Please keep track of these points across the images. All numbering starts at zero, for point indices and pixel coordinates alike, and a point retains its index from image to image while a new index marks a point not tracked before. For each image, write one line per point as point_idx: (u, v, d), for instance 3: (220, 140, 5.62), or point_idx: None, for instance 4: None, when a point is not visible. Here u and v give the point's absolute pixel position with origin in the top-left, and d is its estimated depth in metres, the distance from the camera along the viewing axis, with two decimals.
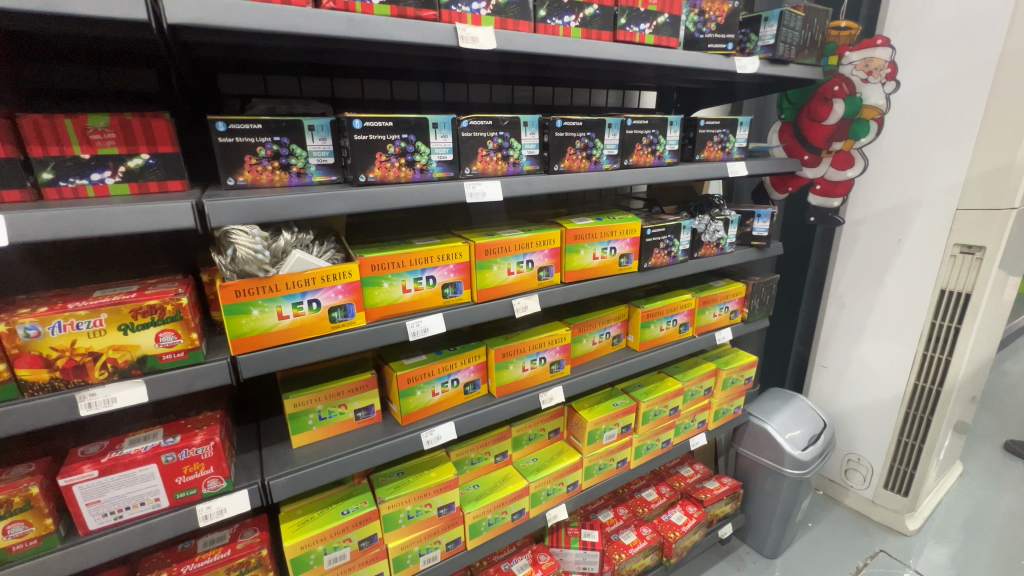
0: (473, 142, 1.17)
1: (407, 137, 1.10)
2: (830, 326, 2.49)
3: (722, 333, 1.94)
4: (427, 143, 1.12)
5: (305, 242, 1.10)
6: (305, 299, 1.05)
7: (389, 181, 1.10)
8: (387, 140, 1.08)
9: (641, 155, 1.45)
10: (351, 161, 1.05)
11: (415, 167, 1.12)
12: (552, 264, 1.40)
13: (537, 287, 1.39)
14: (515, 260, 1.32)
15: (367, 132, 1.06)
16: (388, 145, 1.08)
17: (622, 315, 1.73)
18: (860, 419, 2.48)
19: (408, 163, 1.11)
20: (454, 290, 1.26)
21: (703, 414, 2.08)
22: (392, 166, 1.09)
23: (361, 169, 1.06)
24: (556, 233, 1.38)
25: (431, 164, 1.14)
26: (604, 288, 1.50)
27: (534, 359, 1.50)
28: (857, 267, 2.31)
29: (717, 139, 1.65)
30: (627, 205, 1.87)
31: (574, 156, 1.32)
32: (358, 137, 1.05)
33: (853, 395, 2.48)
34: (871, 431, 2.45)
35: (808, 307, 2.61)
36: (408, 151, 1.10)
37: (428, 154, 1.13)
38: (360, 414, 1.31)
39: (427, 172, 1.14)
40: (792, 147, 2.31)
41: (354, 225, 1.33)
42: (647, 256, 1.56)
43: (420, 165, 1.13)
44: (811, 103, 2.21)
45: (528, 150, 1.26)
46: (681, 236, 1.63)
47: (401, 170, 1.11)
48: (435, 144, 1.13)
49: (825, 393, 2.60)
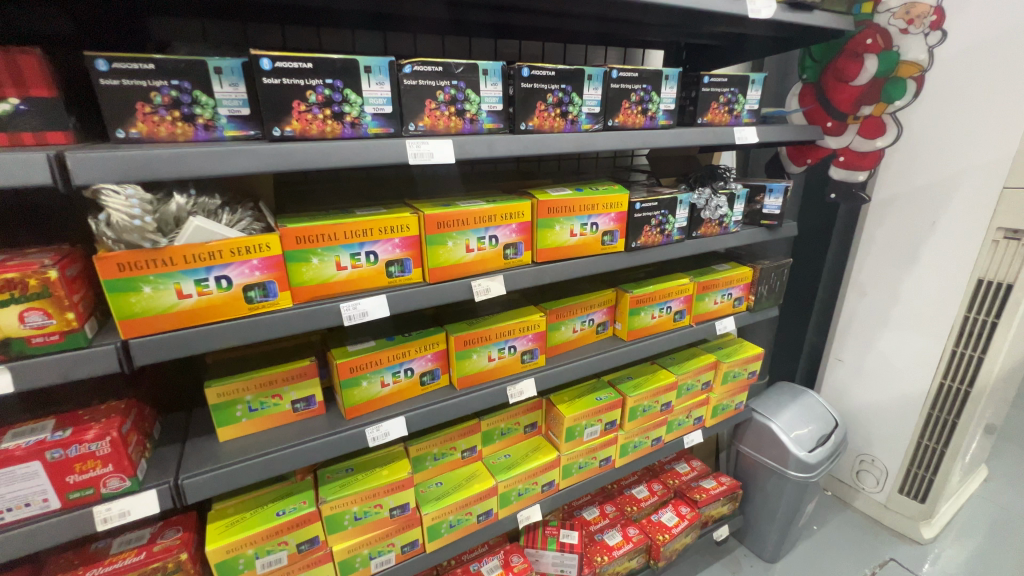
0: (418, 94, 0.99)
1: (331, 83, 0.91)
2: (848, 316, 2.28)
3: (723, 322, 1.73)
4: (358, 91, 0.93)
5: (211, 209, 0.93)
6: (211, 276, 0.89)
7: (312, 136, 0.92)
8: (306, 85, 0.90)
9: (629, 115, 1.22)
10: (263, 110, 0.88)
11: (346, 121, 0.94)
12: (522, 241, 1.22)
13: (503, 267, 1.21)
14: (476, 237, 1.14)
15: (280, 74, 0.87)
16: (308, 92, 0.90)
17: (608, 300, 1.54)
18: (878, 418, 2.29)
19: (336, 116, 0.93)
20: (402, 269, 1.09)
21: (701, 410, 1.90)
22: (314, 118, 0.92)
23: (275, 122, 0.89)
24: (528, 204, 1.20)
25: (365, 117, 0.95)
26: (583, 269, 1.31)
27: (501, 347, 1.33)
28: (881, 251, 2.08)
29: (723, 99, 1.42)
30: (623, 177, 1.67)
31: (545, 113, 1.11)
32: (268, 81, 0.87)
33: (871, 392, 2.28)
34: (889, 430, 2.26)
35: (824, 294, 2.39)
36: (334, 100, 0.92)
37: (359, 105, 0.94)
38: (298, 405, 1.17)
39: (360, 127, 0.96)
40: (814, 112, 2.06)
41: (288, 191, 1.15)
42: (635, 234, 1.36)
43: (350, 117, 0.94)
44: (839, 60, 1.94)
45: (490, 105, 1.07)
46: (677, 212, 1.42)
47: (326, 123, 0.93)
48: (368, 93, 0.94)
49: (840, 387, 2.40)
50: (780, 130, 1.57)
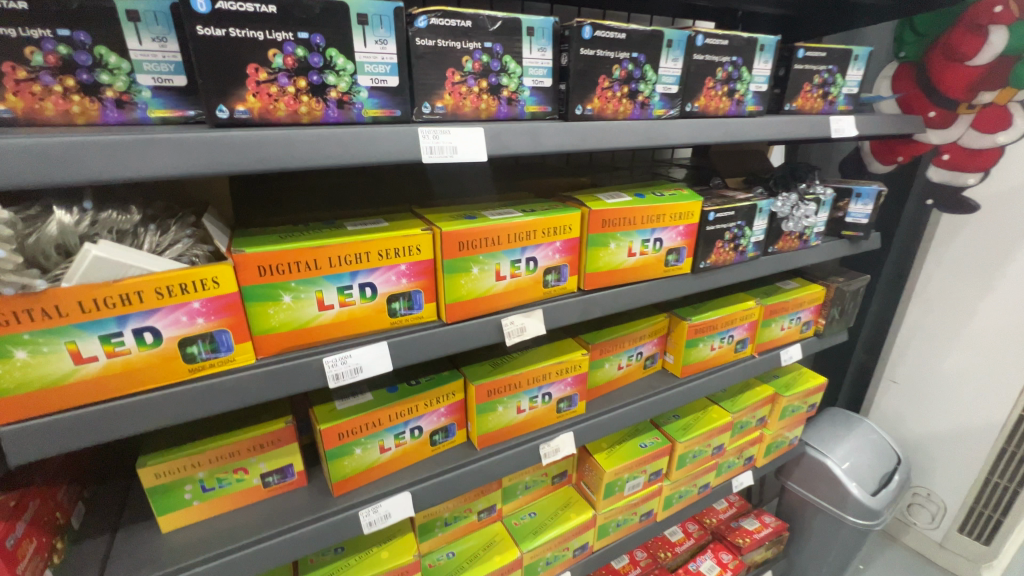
0: (436, 60, 0.68)
1: (307, 38, 0.60)
2: (908, 334, 1.98)
3: (790, 352, 1.45)
4: (348, 54, 0.62)
5: (124, 230, 0.64)
6: (127, 329, 0.60)
7: (277, 120, 0.61)
8: (268, 40, 0.58)
9: (711, 98, 0.92)
10: (200, 79, 0.57)
11: (331, 97, 0.63)
12: (567, 263, 0.92)
13: (541, 298, 0.92)
14: (510, 260, 0.85)
15: (223, 22, 0.56)
16: (270, 52, 0.59)
17: (660, 329, 1.25)
18: (936, 448, 2.02)
19: (314, 90, 0.62)
20: (409, 305, 0.80)
21: (753, 449, 1.63)
22: (281, 93, 0.60)
23: (219, 97, 0.58)
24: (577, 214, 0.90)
25: (359, 92, 0.64)
26: (639, 297, 1.02)
27: (534, 396, 1.04)
28: (957, 262, 1.77)
29: (818, 80, 1.11)
30: (660, 171, 1.35)
31: (608, 92, 0.81)
32: (203, 33, 0.55)
33: (931, 419, 2.01)
34: (949, 463, 1.99)
35: (890, 313, 2.02)
36: (310, 66, 0.61)
37: (350, 75, 0.63)
38: (271, 478, 0.89)
39: (351, 107, 0.64)
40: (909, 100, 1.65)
41: (252, 195, 0.86)
42: (705, 252, 1.07)
43: (336, 93, 0.63)
44: (953, 34, 1.51)
45: (534, 79, 0.76)
46: (755, 222, 1.13)
47: (299, 100, 0.61)
48: (362, 56, 0.63)
49: (892, 412, 2.12)
50: (882, 118, 1.25)
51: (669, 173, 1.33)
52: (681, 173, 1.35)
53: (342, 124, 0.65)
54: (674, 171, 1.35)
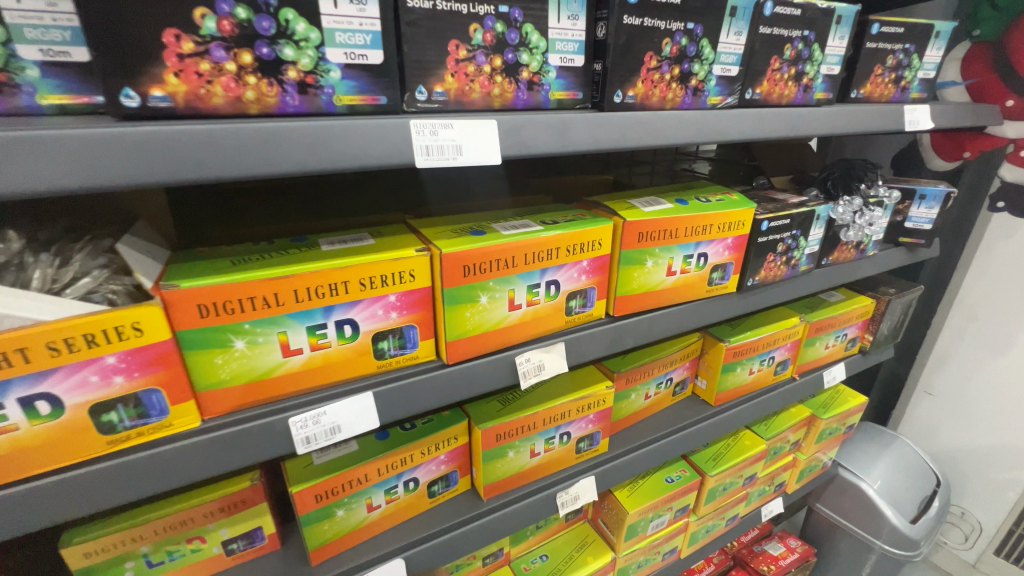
0: (434, 29, 0.51)
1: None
2: (947, 344, 1.71)
3: (834, 373, 1.29)
4: (311, 16, 0.44)
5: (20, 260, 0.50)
6: (11, 399, 0.44)
7: (211, 110, 0.43)
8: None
9: (775, 83, 0.74)
10: (91, 51, 0.38)
11: (288, 78, 0.45)
12: (595, 285, 0.76)
13: (563, 328, 0.76)
14: (527, 286, 0.68)
15: None
16: (196, 10, 0.40)
17: (692, 351, 1.09)
18: (976, 464, 1.76)
19: (264, 67, 0.44)
20: (400, 344, 0.63)
21: (785, 474, 1.48)
22: (215, 71, 0.42)
23: (123, 76, 0.40)
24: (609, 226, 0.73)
25: (328, 70, 0.46)
26: (677, 322, 0.86)
27: (550, 437, 0.89)
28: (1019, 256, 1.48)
29: (892, 61, 0.92)
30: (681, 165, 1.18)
31: (654, 75, 0.63)
32: None
33: (972, 433, 1.74)
34: (990, 481, 1.73)
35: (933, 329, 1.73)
36: (254, 32, 0.42)
37: (315, 47, 0.45)
38: (235, 544, 0.73)
39: (318, 92, 0.46)
40: None
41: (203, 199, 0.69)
42: (754, 268, 0.90)
43: (295, 72, 0.45)
44: None
45: (563, 56, 0.58)
46: (811, 232, 0.95)
47: (243, 84, 0.43)
48: (331, 21, 0.45)
49: (923, 423, 1.86)
50: (963, 107, 1.05)
51: (692, 167, 1.16)
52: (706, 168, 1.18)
53: (307, 115, 0.47)
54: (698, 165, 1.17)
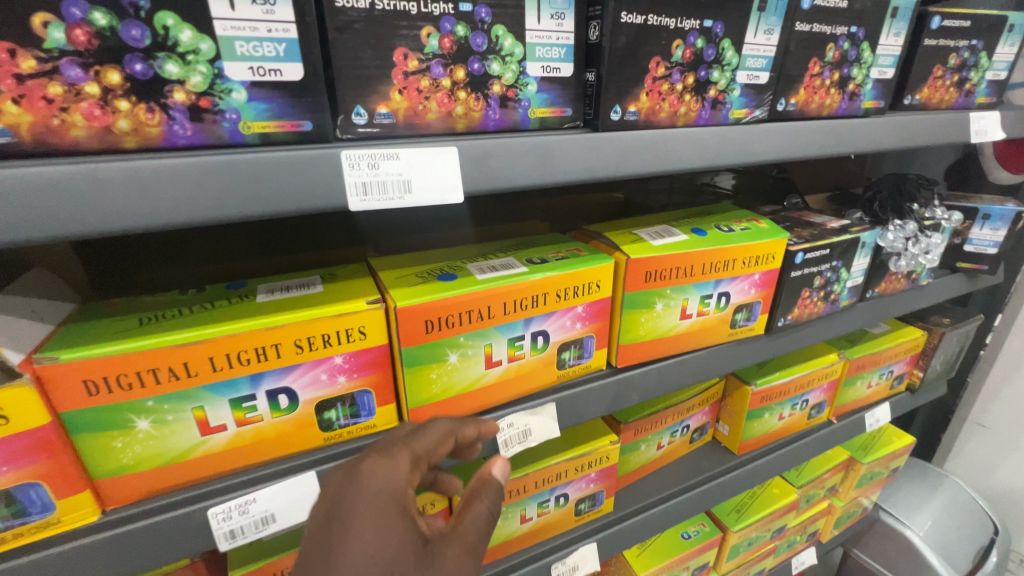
0: (375, 33, 0.40)
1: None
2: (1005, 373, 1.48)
3: (877, 415, 1.13)
4: (199, 22, 0.33)
5: None
6: None
7: (70, 144, 0.33)
8: None
9: (814, 91, 0.61)
10: None
11: (174, 101, 0.35)
12: (593, 334, 0.64)
13: (554, 384, 0.64)
14: (507, 340, 0.57)
15: None
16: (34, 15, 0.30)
17: (712, 395, 0.95)
18: None
19: (139, 87, 0.33)
20: (351, 413, 0.53)
21: (819, 522, 1.32)
22: (70, 94, 0.32)
23: None
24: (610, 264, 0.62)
25: (228, 90, 0.35)
26: (694, 372, 0.73)
27: (544, 500, 0.77)
28: None
29: (955, 61, 0.78)
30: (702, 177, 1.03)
31: (662, 85, 0.51)
32: None
33: None
34: None
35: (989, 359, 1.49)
36: (120, 43, 0.32)
37: (207, 60, 0.34)
38: None
39: (216, 118, 0.36)
40: None
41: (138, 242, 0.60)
42: (786, 307, 0.77)
43: (183, 92, 0.35)
44: None
45: (545, 64, 0.47)
46: (854, 261, 0.81)
47: (111, 110, 0.33)
48: (228, 26, 0.34)
49: (976, 459, 1.64)
50: None
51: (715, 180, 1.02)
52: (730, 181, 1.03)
53: (204, 148, 0.37)
54: (720, 176, 1.00)
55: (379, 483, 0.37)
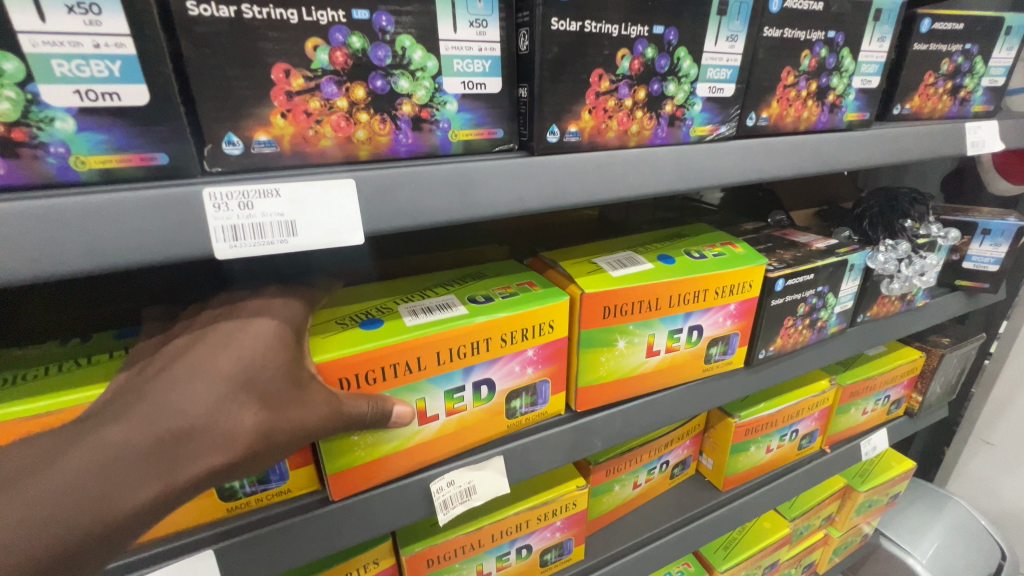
0: (246, 47, 0.33)
1: None
2: (1009, 391, 1.41)
3: (874, 442, 1.06)
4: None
5: None
6: None
7: None
8: None
9: (789, 103, 0.54)
10: None
11: None
12: (548, 378, 0.57)
13: (504, 435, 0.57)
14: (444, 393, 0.50)
15: None
16: None
17: (693, 428, 0.89)
18: None
19: None
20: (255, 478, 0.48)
21: (816, 554, 1.24)
22: None
23: None
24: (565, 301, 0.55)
25: (48, 121, 0.29)
26: (664, 412, 0.66)
27: (504, 554, 0.70)
28: None
29: (947, 67, 0.71)
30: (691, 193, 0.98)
31: (608, 100, 0.44)
32: None
33: None
34: None
35: (994, 369, 1.41)
36: None
37: (13, 84, 0.28)
38: None
39: (38, 154, 0.30)
40: None
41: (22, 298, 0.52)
42: (768, 337, 0.70)
43: None
44: None
45: (466, 79, 0.40)
46: (842, 285, 0.74)
47: None
48: (39, 42, 0.28)
49: (982, 480, 1.56)
50: None
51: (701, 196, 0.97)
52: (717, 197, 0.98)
53: (25, 190, 0.30)
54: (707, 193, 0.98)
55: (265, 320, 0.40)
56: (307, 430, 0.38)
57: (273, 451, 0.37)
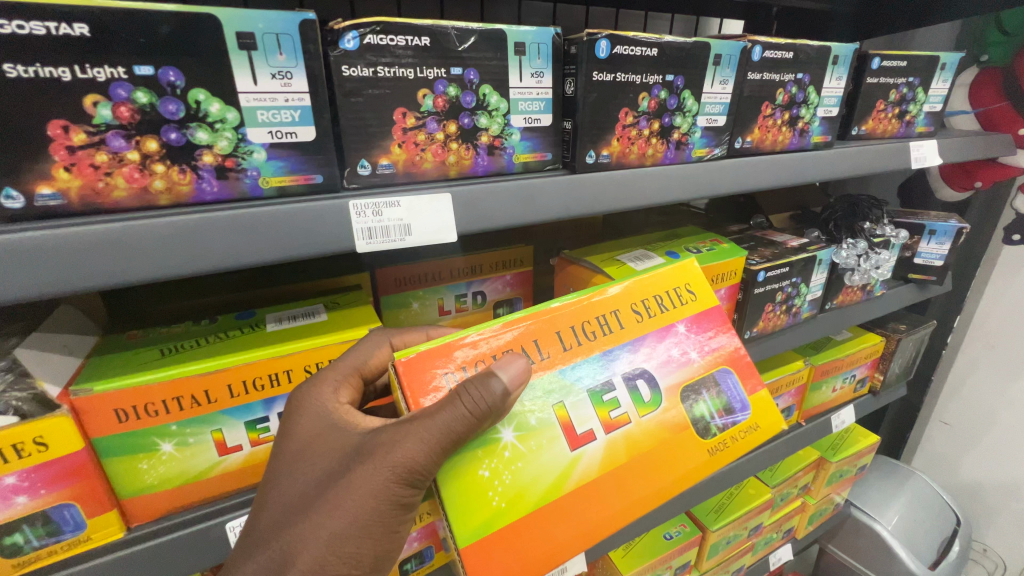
0: (377, 98, 0.45)
1: (150, 69, 0.36)
2: (962, 373, 1.59)
3: (842, 417, 1.21)
4: (227, 96, 0.39)
5: None
6: None
7: (105, 204, 0.38)
8: (74, 77, 0.34)
9: (767, 129, 0.68)
10: None
11: (203, 163, 0.40)
12: (708, 372, 0.56)
13: (670, 459, 0.52)
14: (591, 394, 0.49)
15: None
16: (84, 95, 0.35)
17: None
18: (994, 499, 1.65)
19: (173, 153, 0.38)
20: None
21: (794, 519, 1.40)
22: (115, 164, 0.37)
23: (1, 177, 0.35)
24: (674, 276, 0.58)
25: (250, 152, 0.41)
26: None
27: None
28: None
29: (895, 96, 0.86)
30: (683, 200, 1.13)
31: (631, 130, 0.57)
32: None
33: (989, 466, 1.63)
34: (1010, 518, 1.63)
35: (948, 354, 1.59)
36: (156, 116, 0.37)
37: (229, 127, 0.40)
38: None
39: (240, 176, 0.41)
40: (1000, 113, 1.09)
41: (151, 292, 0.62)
42: (752, 319, 0.84)
43: (211, 155, 0.40)
44: None
45: (527, 116, 0.53)
46: (812, 277, 0.89)
47: (150, 174, 0.38)
48: (251, 98, 0.39)
49: (940, 456, 1.74)
50: (975, 139, 0.98)
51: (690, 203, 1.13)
52: (705, 203, 1.14)
53: (228, 202, 0.41)
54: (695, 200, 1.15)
55: (302, 434, 0.46)
56: (385, 481, 0.41)
57: (376, 513, 0.41)
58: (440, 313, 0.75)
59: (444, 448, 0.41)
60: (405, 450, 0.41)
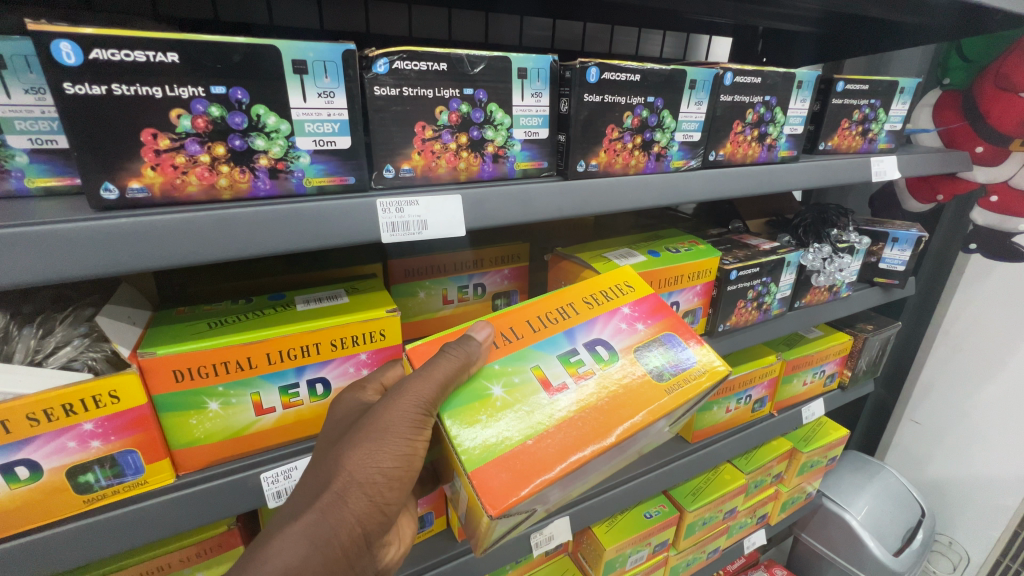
0: (401, 113, 0.54)
1: (222, 89, 0.44)
2: (930, 375, 1.69)
3: (812, 409, 1.31)
4: (282, 111, 0.47)
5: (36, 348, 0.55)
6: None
7: (181, 197, 0.46)
8: (164, 94, 0.43)
9: (738, 144, 0.77)
10: (73, 152, 0.42)
11: (260, 165, 0.48)
12: (664, 332, 0.63)
13: (651, 398, 0.57)
14: (558, 358, 0.60)
15: (95, 74, 0.40)
16: (170, 109, 0.43)
17: None
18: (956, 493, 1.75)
19: (237, 157, 0.47)
20: None
21: (767, 506, 1.49)
22: (190, 164, 0.45)
23: (102, 172, 0.43)
24: (616, 277, 0.69)
25: (298, 157, 0.49)
26: None
27: None
28: (994, 292, 1.48)
29: (858, 116, 0.96)
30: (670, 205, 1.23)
31: (616, 143, 0.66)
32: (73, 94, 0.40)
33: (952, 461, 1.73)
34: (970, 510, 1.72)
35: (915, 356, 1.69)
36: (226, 127, 0.46)
37: (282, 136, 0.48)
38: None
39: (288, 176, 0.50)
40: (957, 133, 1.20)
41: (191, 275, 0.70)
42: (725, 314, 0.93)
43: (266, 159, 0.48)
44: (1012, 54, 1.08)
45: (527, 130, 0.61)
46: (781, 277, 0.98)
47: (217, 172, 0.47)
48: (301, 113, 0.48)
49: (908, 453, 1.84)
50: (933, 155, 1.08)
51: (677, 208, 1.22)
52: (690, 209, 1.23)
53: (278, 197, 0.50)
54: (682, 205, 1.25)
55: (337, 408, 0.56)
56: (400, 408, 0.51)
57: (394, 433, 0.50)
58: (444, 302, 0.84)
59: (439, 381, 0.52)
60: (411, 384, 0.52)
